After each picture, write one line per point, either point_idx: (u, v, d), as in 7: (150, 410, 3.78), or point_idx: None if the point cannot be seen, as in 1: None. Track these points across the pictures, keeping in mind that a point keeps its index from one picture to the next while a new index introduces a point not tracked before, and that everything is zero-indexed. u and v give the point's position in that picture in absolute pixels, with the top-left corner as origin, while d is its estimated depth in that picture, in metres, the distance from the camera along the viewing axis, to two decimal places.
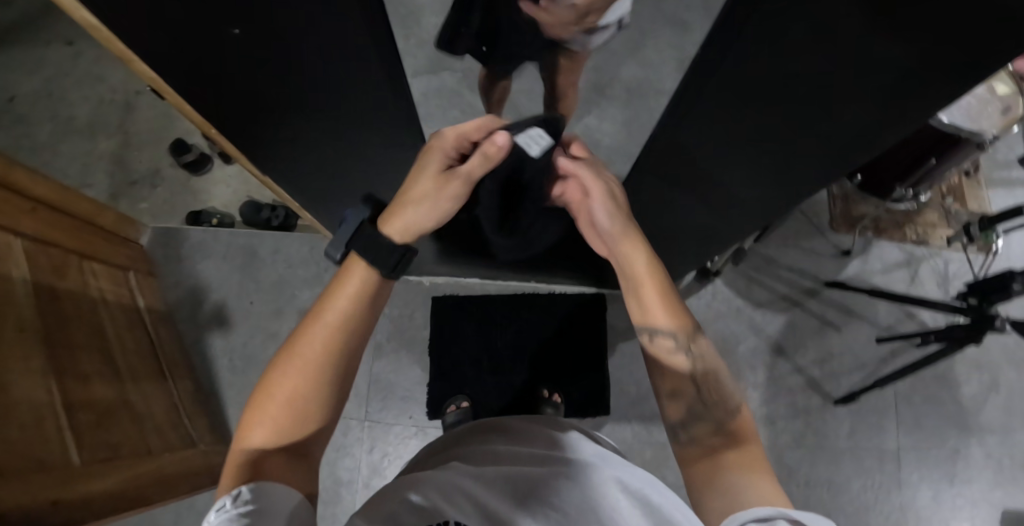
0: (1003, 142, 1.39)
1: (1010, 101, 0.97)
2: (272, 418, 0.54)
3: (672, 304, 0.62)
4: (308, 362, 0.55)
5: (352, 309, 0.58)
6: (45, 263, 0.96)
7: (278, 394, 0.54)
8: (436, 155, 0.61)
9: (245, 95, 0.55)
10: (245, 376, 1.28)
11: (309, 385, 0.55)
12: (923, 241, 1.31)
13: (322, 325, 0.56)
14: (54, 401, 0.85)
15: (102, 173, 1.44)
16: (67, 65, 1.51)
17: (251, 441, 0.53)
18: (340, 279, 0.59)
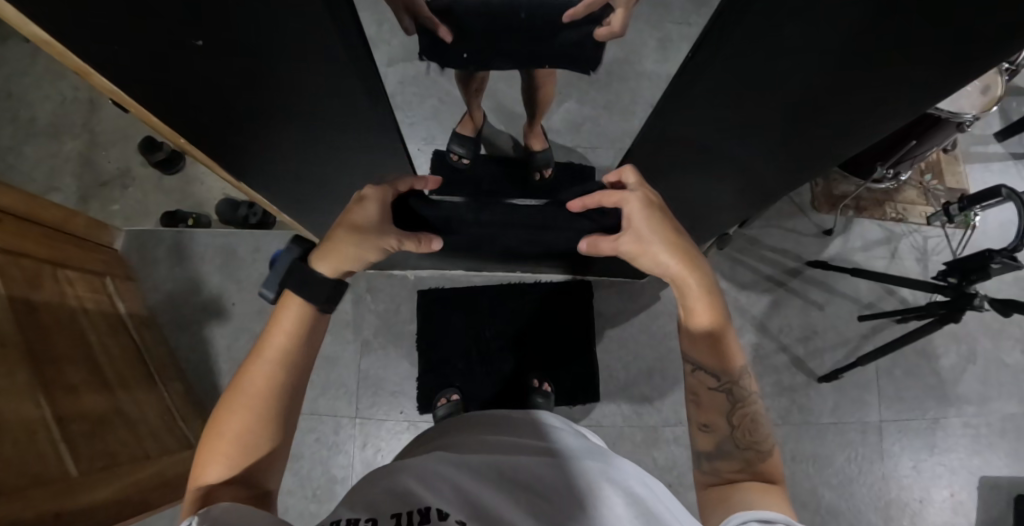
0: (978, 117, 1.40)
1: (988, 82, 0.97)
2: (226, 453, 0.49)
3: (720, 343, 0.62)
4: (254, 393, 0.51)
5: (292, 341, 0.54)
6: (18, 276, 0.93)
7: (227, 429, 0.50)
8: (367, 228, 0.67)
9: (212, 93, 0.52)
10: (233, 378, 1.25)
11: (254, 416, 0.51)
12: (903, 218, 1.32)
13: (265, 362, 0.53)
14: (44, 416, 0.81)
15: (69, 174, 1.39)
16: (22, 60, 1.44)
17: (204, 479, 0.48)
18: (274, 313, 0.56)
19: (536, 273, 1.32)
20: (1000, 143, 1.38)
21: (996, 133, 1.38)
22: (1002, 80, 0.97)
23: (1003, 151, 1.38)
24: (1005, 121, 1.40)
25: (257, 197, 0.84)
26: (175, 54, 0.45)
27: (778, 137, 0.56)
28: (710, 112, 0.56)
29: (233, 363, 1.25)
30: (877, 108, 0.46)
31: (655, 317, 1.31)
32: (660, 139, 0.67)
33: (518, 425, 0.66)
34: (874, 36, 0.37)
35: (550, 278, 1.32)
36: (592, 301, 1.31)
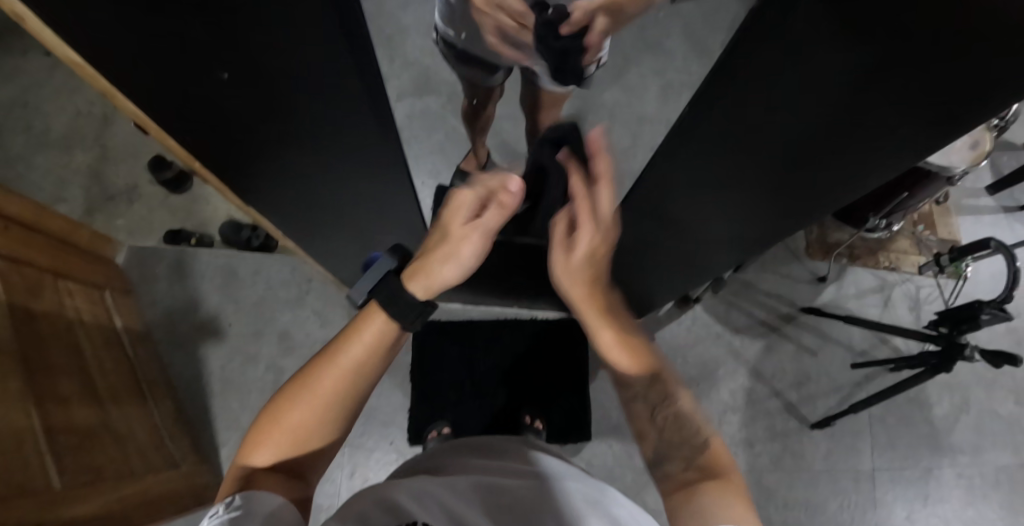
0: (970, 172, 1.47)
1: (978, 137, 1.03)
2: (277, 440, 0.53)
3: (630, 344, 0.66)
4: (318, 393, 0.54)
5: (364, 357, 0.55)
6: (19, 283, 0.93)
7: (284, 419, 0.53)
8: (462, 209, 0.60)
9: (228, 116, 0.54)
10: (224, 400, 1.23)
11: (313, 414, 0.53)
12: (896, 267, 1.36)
13: (335, 367, 0.54)
14: (32, 424, 0.80)
15: (76, 186, 1.41)
16: (43, 74, 1.49)
17: (252, 458, 0.52)
18: (355, 323, 0.57)
19: (532, 309, 1.32)
20: (991, 196, 1.45)
21: (987, 187, 1.45)
22: (990, 135, 1.03)
23: (994, 204, 1.45)
24: (996, 176, 1.47)
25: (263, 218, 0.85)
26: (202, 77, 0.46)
27: (771, 181, 0.59)
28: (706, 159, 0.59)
29: (225, 384, 1.24)
30: (872, 154, 0.48)
31: None
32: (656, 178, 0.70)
33: (506, 450, 0.66)
34: (874, 85, 0.40)
35: (546, 315, 1.32)
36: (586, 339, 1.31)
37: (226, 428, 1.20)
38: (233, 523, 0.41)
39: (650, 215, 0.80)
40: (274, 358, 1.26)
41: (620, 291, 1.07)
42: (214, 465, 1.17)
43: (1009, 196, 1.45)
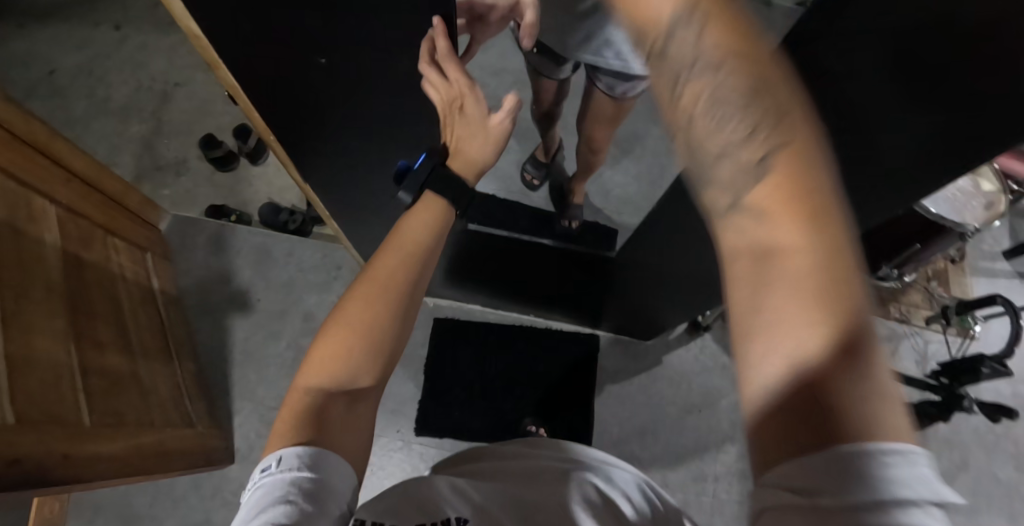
0: (988, 235, 1.50)
1: (993, 198, 1.07)
2: (344, 347, 0.47)
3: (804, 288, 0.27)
4: (381, 284, 0.47)
5: (424, 238, 0.49)
6: (74, 233, 1.00)
7: (347, 325, 0.47)
8: (461, 99, 0.47)
9: (304, 113, 0.55)
10: (242, 371, 1.27)
11: (377, 312, 0.47)
12: (907, 320, 1.34)
13: (394, 251, 0.48)
14: (71, 363, 0.85)
15: (129, 154, 1.49)
16: (112, 48, 1.60)
17: (316, 379, 0.46)
18: (408, 211, 0.51)
19: (548, 319, 1.29)
20: (1007, 261, 1.48)
21: (1004, 251, 1.48)
22: (1005, 200, 1.07)
23: (1009, 269, 1.47)
24: (1014, 241, 1.50)
25: (315, 207, 0.89)
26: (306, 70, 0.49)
27: None
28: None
29: (246, 356, 1.28)
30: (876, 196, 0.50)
31: (653, 381, 1.26)
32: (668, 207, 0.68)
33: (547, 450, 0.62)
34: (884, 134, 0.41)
35: (561, 327, 1.30)
36: (598, 354, 1.28)
37: (243, 398, 1.24)
38: (306, 492, 0.38)
39: (655, 253, 0.82)
40: (296, 336, 1.30)
41: (637, 309, 1.04)
42: (225, 431, 1.20)
43: None
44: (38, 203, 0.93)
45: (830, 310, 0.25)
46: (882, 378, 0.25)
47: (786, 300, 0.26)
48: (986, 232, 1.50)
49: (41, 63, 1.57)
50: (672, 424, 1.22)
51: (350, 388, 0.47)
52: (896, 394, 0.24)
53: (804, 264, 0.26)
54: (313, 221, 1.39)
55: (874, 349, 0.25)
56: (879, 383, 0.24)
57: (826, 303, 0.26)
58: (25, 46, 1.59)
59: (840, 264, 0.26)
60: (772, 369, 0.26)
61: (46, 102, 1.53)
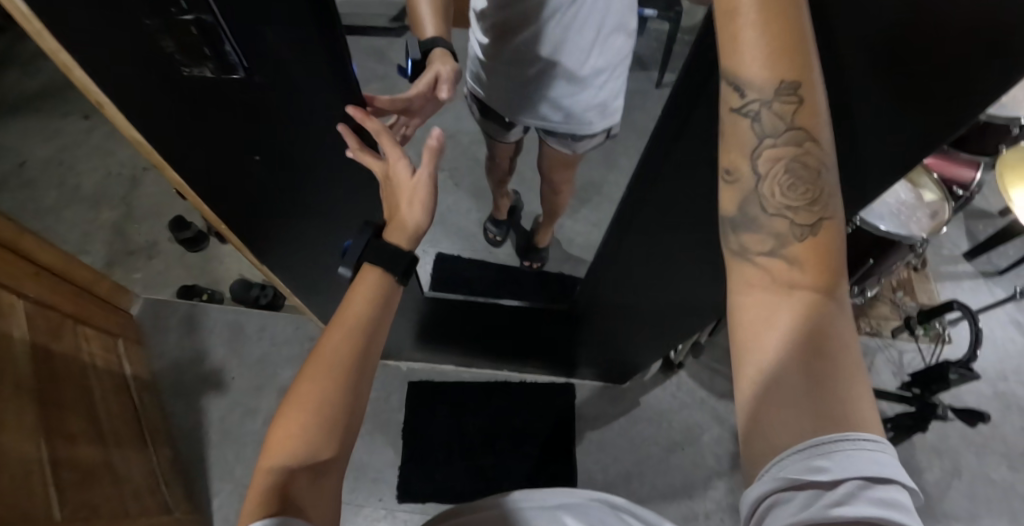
0: (945, 241, 1.55)
1: (936, 207, 1.12)
2: (302, 422, 0.47)
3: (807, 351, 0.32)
4: (330, 355, 0.49)
5: (368, 307, 0.51)
6: (42, 325, 1.00)
7: (302, 400, 0.47)
8: (387, 173, 0.48)
9: (246, 202, 0.58)
10: (220, 450, 1.23)
11: (326, 384, 0.48)
12: (877, 332, 1.36)
13: (338, 324, 0.50)
14: (41, 456, 0.84)
15: (100, 240, 1.51)
16: (81, 137, 1.64)
17: (276, 461, 0.45)
18: (350, 287, 0.53)
19: (522, 372, 1.30)
20: (969, 262, 1.52)
21: (964, 254, 1.53)
22: (949, 207, 1.12)
23: (972, 269, 1.51)
24: (972, 242, 1.56)
25: (276, 284, 0.90)
26: (245, 167, 0.52)
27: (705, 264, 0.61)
28: (645, 231, 0.61)
29: (223, 435, 1.25)
30: None
31: (634, 422, 1.25)
32: (609, 255, 0.70)
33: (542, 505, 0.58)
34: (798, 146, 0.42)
35: (535, 378, 1.30)
36: (574, 401, 1.27)
37: (222, 479, 1.21)
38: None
39: (605, 304, 0.84)
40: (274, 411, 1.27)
41: (606, 351, 1.04)
42: (204, 515, 1.16)
43: (987, 261, 1.53)
44: (7, 299, 0.93)
45: (815, 294, 0.34)
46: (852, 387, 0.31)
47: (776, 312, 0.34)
48: (944, 236, 1.55)
49: (11, 156, 1.60)
50: (658, 463, 1.21)
51: (313, 462, 0.46)
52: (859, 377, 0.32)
53: (801, 287, 0.34)
54: (283, 295, 1.40)
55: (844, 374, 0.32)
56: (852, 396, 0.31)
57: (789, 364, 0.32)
58: None
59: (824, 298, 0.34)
60: (767, 371, 0.33)
61: (15, 194, 1.55)
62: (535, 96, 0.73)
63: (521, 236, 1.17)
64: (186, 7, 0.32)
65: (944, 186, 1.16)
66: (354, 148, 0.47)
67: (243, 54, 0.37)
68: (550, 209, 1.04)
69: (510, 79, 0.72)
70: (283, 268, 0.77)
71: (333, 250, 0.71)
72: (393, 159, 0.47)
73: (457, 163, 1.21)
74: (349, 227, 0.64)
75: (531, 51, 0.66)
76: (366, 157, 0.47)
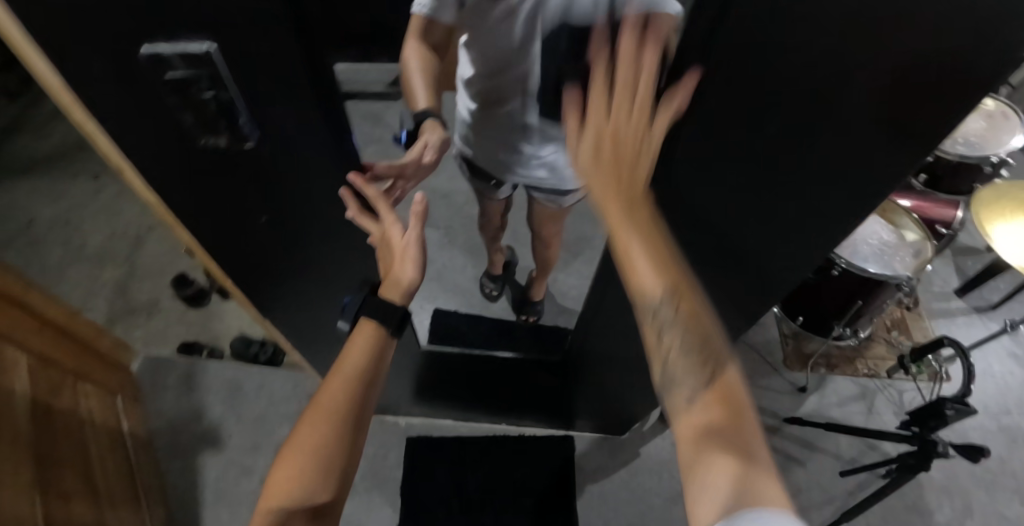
0: (935, 278, 1.58)
1: (919, 246, 1.15)
2: (300, 469, 0.49)
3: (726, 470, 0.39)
4: (328, 407, 0.50)
5: (366, 360, 0.53)
6: (43, 380, 1.01)
7: (300, 448, 0.49)
8: (381, 232, 0.52)
9: (251, 262, 0.61)
10: (215, 509, 1.20)
11: (323, 434, 0.50)
12: (874, 373, 1.36)
13: (338, 376, 0.52)
14: (33, 515, 0.82)
15: (103, 297, 1.53)
16: (89, 198, 1.71)
17: (274, 501, 0.48)
18: (349, 339, 0.55)
19: (521, 425, 1.28)
20: (960, 298, 1.54)
21: (955, 290, 1.55)
22: (932, 245, 1.16)
23: (965, 305, 1.53)
24: (962, 278, 1.58)
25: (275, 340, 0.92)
26: (250, 228, 0.55)
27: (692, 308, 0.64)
28: None
29: (218, 493, 1.22)
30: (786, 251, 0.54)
31: (636, 473, 1.23)
32: (599, 304, 0.73)
33: None
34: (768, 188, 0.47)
35: (535, 431, 1.28)
36: (575, 451, 1.25)
37: None
38: None
39: (597, 351, 0.85)
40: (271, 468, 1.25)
41: (601, 401, 1.04)
42: None
43: (978, 297, 1.55)
44: (11, 354, 0.95)
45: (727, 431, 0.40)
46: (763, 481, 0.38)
47: (713, 444, 0.40)
48: (934, 274, 1.58)
49: (20, 217, 1.66)
50: (662, 514, 1.18)
51: (310, 504, 0.49)
52: (771, 481, 0.38)
53: (717, 421, 0.41)
54: (283, 352, 1.40)
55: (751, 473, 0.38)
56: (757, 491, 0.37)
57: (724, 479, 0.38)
58: (4, 203, 1.68)
59: (737, 418, 0.41)
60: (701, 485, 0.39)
61: (22, 253, 1.59)
62: (524, 156, 0.77)
63: (516, 292, 1.18)
64: (207, 87, 0.36)
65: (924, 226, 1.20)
66: (353, 212, 0.51)
67: (258, 125, 0.41)
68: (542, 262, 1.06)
69: (497, 140, 0.78)
70: (283, 324, 0.79)
71: (333, 306, 0.74)
72: (386, 219, 0.51)
73: (452, 221, 1.23)
74: (347, 283, 0.67)
75: (518, 115, 0.71)
76: (364, 219, 0.51)
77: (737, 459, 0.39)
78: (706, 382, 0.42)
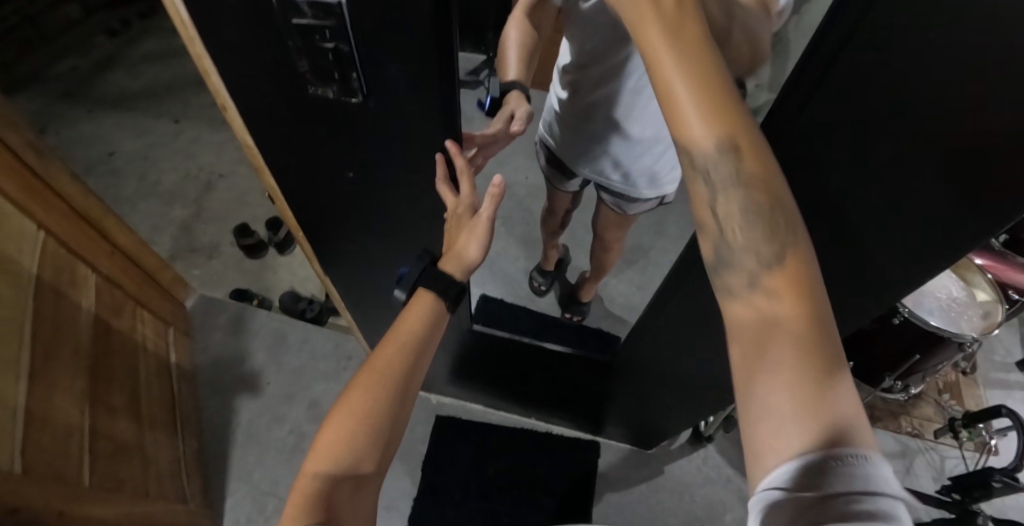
0: (997, 346, 1.49)
1: (989, 308, 1.09)
2: (353, 433, 0.49)
3: (804, 378, 0.29)
4: (386, 373, 0.51)
5: (421, 331, 0.55)
6: (108, 301, 1.07)
7: (354, 411, 0.50)
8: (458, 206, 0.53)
9: (336, 216, 0.64)
10: (242, 451, 1.25)
11: (378, 402, 0.50)
12: (918, 433, 1.30)
13: (394, 346, 0.53)
14: (83, 424, 0.88)
15: (168, 233, 1.62)
16: (168, 139, 1.80)
17: (323, 465, 0.48)
18: (403, 309, 0.56)
19: (549, 422, 1.28)
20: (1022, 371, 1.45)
21: (1017, 362, 1.45)
22: (1004, 309, 1.09)
23: None
24: None
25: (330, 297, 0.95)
26: (340, 182, 0.57)
27: None
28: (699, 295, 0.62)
29: (248, 436, 1.27)
30: (861, 294, 0.51)
31: (654, 490, 1.21)
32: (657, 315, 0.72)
33: None
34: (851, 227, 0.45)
35: (559, 431, 1.28)
36: (596, 459, 1.24)
37: (238, 480, 1.22)
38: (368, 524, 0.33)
39: (641, 360, 0.85)
40: (299, 421, 1.29)
41: (636, 411, 1.03)
42: (216, 513, 1.18)
43: None
44: (82, 271, 1.01)
45: (802, 329, 0.30)
46: (844, 402, 0.29)
47: (787, 349, 0.30)
48: (996, 341, 1.49)
49: (104, 148, 1.77)
50: None
51: (356, 473, 0.49)
52: (849, 402, 0.29)
53: (799, 330, 0.30)
54: (329, 311, 1.44)
55: (827, 369, 0.29)
56: (835, 403, 0.29)
57: (798, 380, 0.29)
58: (92, 132, 1.79)
59: (825, 334, 0.30)
60: (763, 406, 0.30)
61: (102, 181, 1.69)
62: (598, 151, 0.79)
63: (565, 289, 1.21)
64: (328, 37, 0.38)
65: (999, 288, 1.14)
66: (440, 176, 0.52)
67: (365, 83, 0.43)
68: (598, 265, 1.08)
69: (580, 135, 0.78)
70: (345, 281, 0.81)
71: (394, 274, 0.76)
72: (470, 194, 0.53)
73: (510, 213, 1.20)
74: (416, 253, 0.68)
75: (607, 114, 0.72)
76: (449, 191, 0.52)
77: (820, 377, 0.29)
78: (766, 263, 0.32)
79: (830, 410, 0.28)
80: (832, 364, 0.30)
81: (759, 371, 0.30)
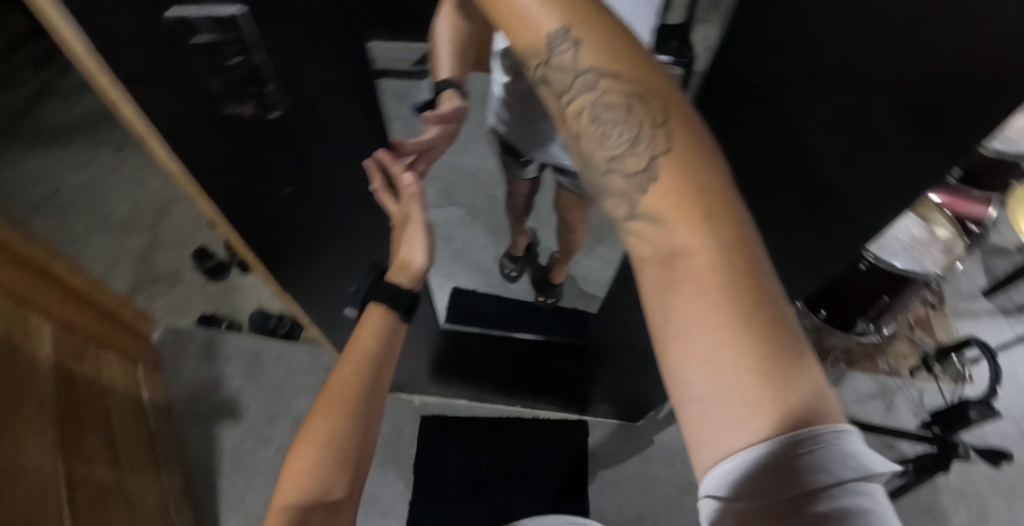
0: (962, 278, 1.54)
1: (951, 243, 1.13)
2: (319, 463, 0.48)
3: (713, 295, 0.27)
4: (345, 397, 0.50)
5: (377, 348, 0.53)
6: (68, 348, 1.03)
7: (317, 440, 0.48)
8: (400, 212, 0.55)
9: (280, 233, 0.61)
10: (231, 478, 1.23)
11: (340, 427, 0.49)
12: (894, 372, 1.34)
13: (350, 368, 0.51)
14: (58, 475, 0.85)
15: (125, 266, 1.56)
16: (112, 168, 1.72)
17: (292, 498, 0.48)
18: (356, 327, 0.54)
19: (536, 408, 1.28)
20: (987, 299, 1.50)
21: (981, 291, 1.50)
22: (964, 243, 1.13)
23: (991, 306, 1.49)
24: (990, 279, 1.54)
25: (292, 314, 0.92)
26: (275, 198, 0.55)
27: None
28: None
29: (235, 463, 1.25)
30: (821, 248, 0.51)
31: (647, 461, 1.23)
32: (624, 293, 0.71)
33: None
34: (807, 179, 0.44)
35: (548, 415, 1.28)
36: (587, 438, 1.25)
37: (231, 508, 1.20)
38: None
39: (616, 338, 0.85)
40: (286, 440, 1.27)
41: (620, 387, 1.04)
42: None
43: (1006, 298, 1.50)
44: (34, 321, 0.97)
45: (700, 249, 0.27)
46: (765, 332, 0.26)
47: (691, 282, 0.27)
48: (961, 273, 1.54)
49: (45, 185, 1.68)
50: (672, 503, 1.18)
51: (326, 500, 0.48)
52: (779, 325, 0.26)
53: (705, 263, 0.27)
54: (301, 326, 1.40)
55: (752, 302, 0.27)
56: (764, 334, 0.26)
57: (712, 317, 0.27)
58: (30, 170, 1.70)
59: (747, 254, 0.27)
60: (689, 368, 0.28)
61: (47, 220, 1.62)
62: (546, 132, 0.77)
63: (536, 272, 1.19)
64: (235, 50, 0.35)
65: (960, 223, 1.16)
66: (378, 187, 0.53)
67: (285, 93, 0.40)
68: (567, 247, 1.07)
69: (526, 117, 0.76)
70: (304, 296, 0.79)
71: (353, 282, 0.73)
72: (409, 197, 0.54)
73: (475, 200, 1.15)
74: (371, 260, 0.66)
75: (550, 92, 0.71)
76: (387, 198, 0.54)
77: (748, 319, 0.26)
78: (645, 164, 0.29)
79: (788, 371, 0.26)
80: (758, 298, 0.27)
81: (670, 319, 0.28)
